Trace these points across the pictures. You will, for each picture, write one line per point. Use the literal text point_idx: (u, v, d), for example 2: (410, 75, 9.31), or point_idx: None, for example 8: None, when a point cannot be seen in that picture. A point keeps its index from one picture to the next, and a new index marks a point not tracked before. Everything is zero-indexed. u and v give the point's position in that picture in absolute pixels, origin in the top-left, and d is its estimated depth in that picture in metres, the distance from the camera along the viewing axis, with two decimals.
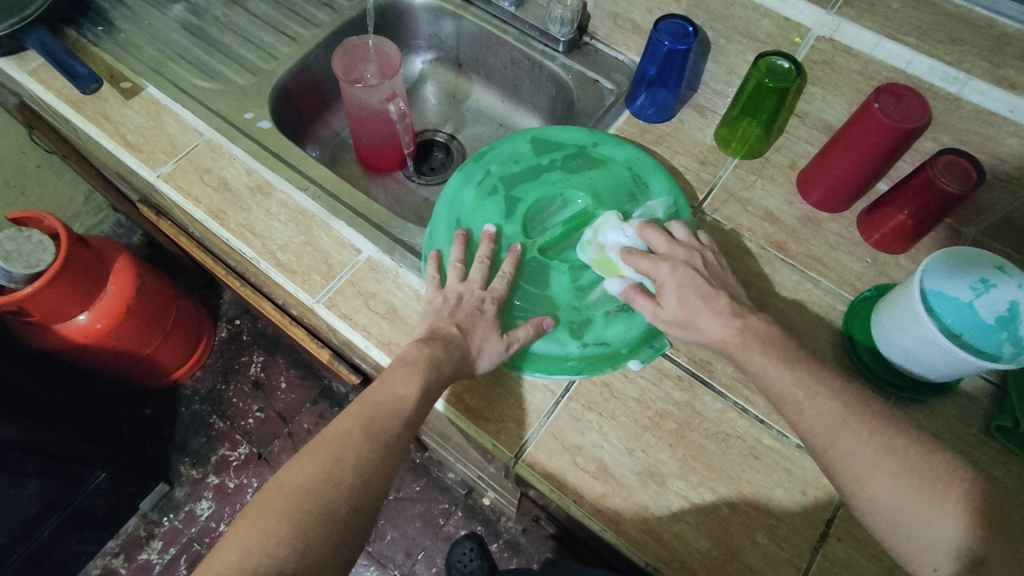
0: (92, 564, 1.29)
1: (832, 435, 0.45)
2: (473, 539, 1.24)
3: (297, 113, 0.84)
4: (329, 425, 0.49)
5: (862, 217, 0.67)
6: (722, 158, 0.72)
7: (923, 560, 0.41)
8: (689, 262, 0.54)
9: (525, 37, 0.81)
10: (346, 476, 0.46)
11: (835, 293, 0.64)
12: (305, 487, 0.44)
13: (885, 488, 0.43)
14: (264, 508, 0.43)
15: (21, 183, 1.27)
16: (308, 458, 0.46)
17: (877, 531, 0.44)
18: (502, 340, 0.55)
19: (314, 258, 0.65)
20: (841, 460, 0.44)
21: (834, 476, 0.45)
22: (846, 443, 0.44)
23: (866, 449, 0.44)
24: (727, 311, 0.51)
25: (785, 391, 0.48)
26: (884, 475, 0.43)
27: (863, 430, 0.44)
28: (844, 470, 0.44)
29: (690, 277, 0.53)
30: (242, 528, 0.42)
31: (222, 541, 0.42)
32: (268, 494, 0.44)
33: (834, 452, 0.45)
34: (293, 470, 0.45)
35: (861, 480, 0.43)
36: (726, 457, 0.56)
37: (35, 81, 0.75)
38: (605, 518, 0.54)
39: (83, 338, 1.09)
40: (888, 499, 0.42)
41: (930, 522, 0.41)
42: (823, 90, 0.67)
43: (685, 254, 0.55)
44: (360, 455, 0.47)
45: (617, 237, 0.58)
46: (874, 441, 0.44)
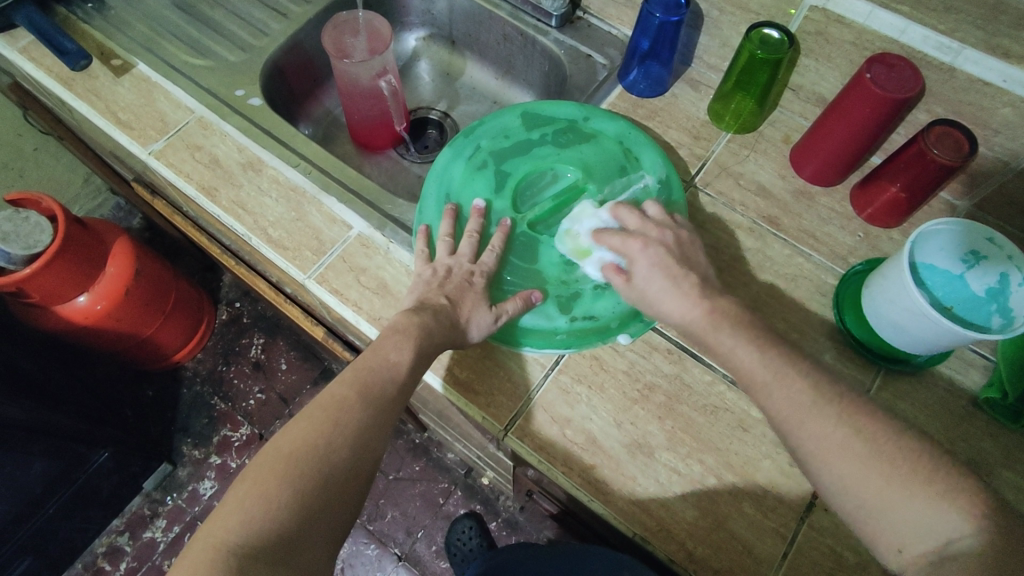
0: (98, 542, 1.31)
1: (799, 418, 0.44)
2: (472, 517, 1.27)
3: (289, 90, 0.83)
4: (324, 392, 0.49)
5: (856, 191, 0.66)
6: (715, 132, 0.71)
7: (888, 541, 0.40)
8: (662, 240, 0.54)
9: (518, 12, 0.80)
10: (344, 440, 0.46)
11: (826, 268, 0.64)
12: (304, 450, 0.45)
13: (845, 468, 0.42)
14: (266, 471, 0.43)
15: (19, 166, 1.27)
16: (306, 424, 0.46)
17: (845, 512, 0.43)
18: (491, 311, 0.55)
19: (305, 234, 0.65)
20: (805, 440, 0.44)
21: (800, 456, 0.45)
22: (808, 422, 0.44)
23: (832, 432, 0.43)
24: (695, 292, 0.51)
25: (751, 372, 0.47)
26: (846, 457, 0.42)
27: (829, 411, 0.44)
28: (809, 455, 0.44)
29: (659, 256, 0.53)
30: (243, 490, 0.42)
31: (222, 502, 0.42)
32: (268, 456, 0.44)
33: (794, 437, 0.45)
34: (292, 435, 0.46)
35: (823, 464, 0.43)
36: (714, 429, 0.56)
37: (26, 59, 0.75)
38: (593, 488, 0.54)
39: (83, 319, 1.10)
40: (849, 480, 0.42)
41: (896, 504, 0.40)
42: (816, 62, 0.67)
43: (657, 232, 0.55)
44: (357, 421, 0.47)
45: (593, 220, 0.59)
46: (840, 423, 0.43)
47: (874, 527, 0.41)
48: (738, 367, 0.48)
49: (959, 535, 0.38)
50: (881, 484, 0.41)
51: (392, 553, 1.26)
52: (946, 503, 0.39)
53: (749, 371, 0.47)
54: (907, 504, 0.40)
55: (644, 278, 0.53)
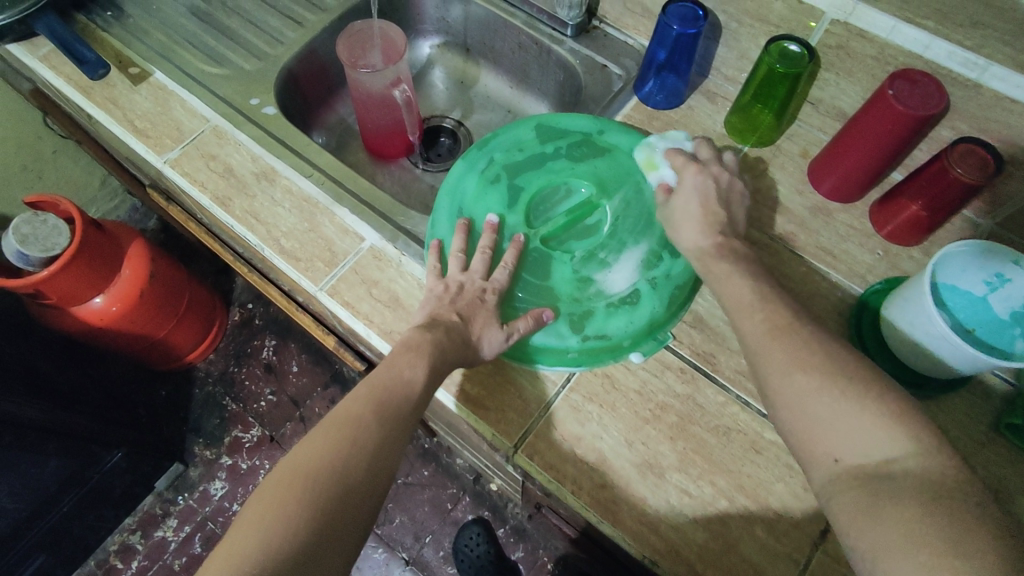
0: (110, 540, 1.33)
1: (770, 340, 0.48)
2: (480, 524, 1.27)
3: (303, 98, 0.84)
4: (340, 408, 0.49)
5: (875, 207, 0.65)
6: (733, 146, 0.69)
7: (826, 452, 0.43)
8: (716, 174, 0.59)
9: (533, 21, 0.80)
10: (362, 458, 0.46)
11: (844, 286, 0.63)
12: (322, 469, 0.44)
13: (805, 382, 0.45)
14: (283, 491, 0.43)
15: (39, 167, 1.29)
16: (322, 442, 0.46)
17: (790, 426, 0.45)
18: (502, 330, 0.55)
19: (318, 245, 0.65)
20: (778, 355, 0.47)
21: (765, 370, 0.48)
22: (779, 342, 0.48)
23: (798, 351, 0.46)
24: (716, 228, 0.57)
25: (738, 300, 0.52)
26: (807, 374, 0.45)
27: (798, 337, 0.47)
28: (773, 370, 0.47)
29: (704, 186, 0.58)
30: (259, 511, 0.42)
31: (238, 523, 0.42)
32: (284, 474, 0.44)
33: (764, 355, 0.48)
34: (310, 453, 0.46)
35: (783, 376, 0.46)
36: (726, 451, 0.55)
37: (46, 66, 0.76)
38: (602, 509, 0.54)
39: (99, 320, 1.11)
40: (806, 394, 0.44)
41: (844, 419, 0.42)
42: (837, 76, 0.66)
43: (718, 167, 0.60)
44: (372, 440, 0.47)
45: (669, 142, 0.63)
46: (805, 346, 0.47)
47: (815, 431, 0.43)
48: (731, 294, 0.53)
49: (895, 453, 0.40)
50: (835, 399, 0.43)
51: (400, 557, 1.26)
52: (890, 424, 0.41)
53: (743, 298, 0.52)
54: (850, 417, 0.42)
55: (684, 202, 0.58)
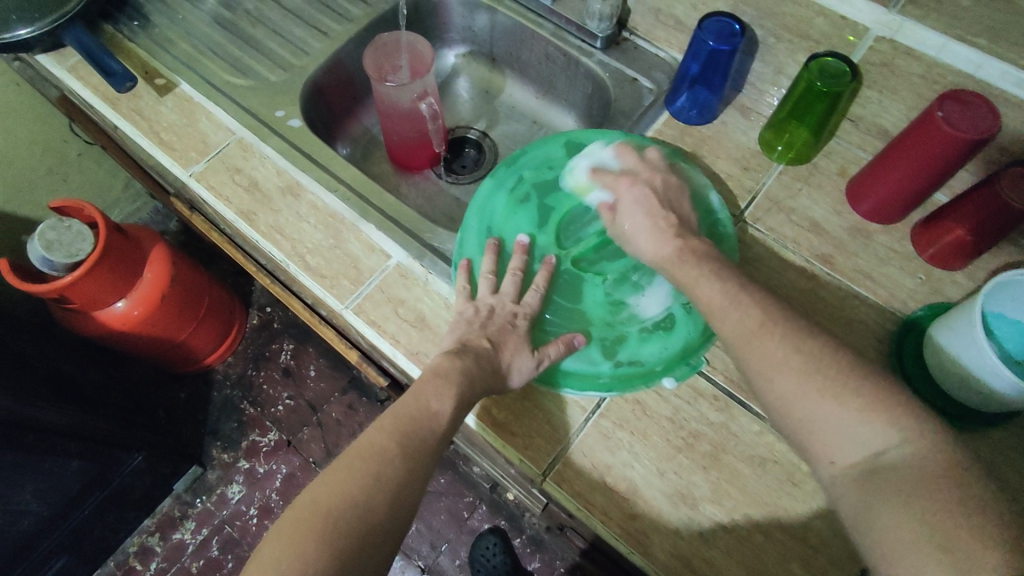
0: (129, 541, 1.34)
1: (749, 341, 0.47)
2: (496, 533, 1.27)
3: (328, 109, 0.83)
4: (364, 438, 0.48)
5: (917, 228, 0.62)
6: (766, 163, 0.68)
7: (823, 454, 0.43)
8: (651, 180, 0.58)
9: (561, 32, 0.78)
10: (383, 495, 0.45)
11: (885, 312, 0.61)
12: (343, 506, 0.44)
13: (787, 383, 0.44)
14: (305, 529, 0.43)
15: (64, 171, 1.30)
16: (345, 475, 0.46)
17: (786, 427, 0.45)
18: (533, 356, 0.53)
19: (344, 262, 0.64)
20: (756, 357, 0.46)
21: (748, 371, 0.47)
22: (759, 341, 0.46)
23: (777, 351, 0.45)
24: (670, 232, 0.55)
25: (712, 300, 0.50)
26: (788, 374, 0.44)
27: (776, 335, 0.46)
28: (757, 373, 0.46)
29: (644, 196, 0.57)
30: (278, 549, 0.42)
31: (260, 555, 0.42)
32: (305, 509, 0.44)
33: (747, 353, 0.47)
34: (331, 487, 0.45)
35: (767, 378, 0.45)
36: (762, 483, 0.54)
37: (74, 77, 0.76)
38: (633, 540, 0.52)
39: (121, 324, 1.12)
40: (790, 394, 0.44)
41: (832, 416, 0.42)
42: (880, 94, 0.64)
43: (649, 172, 0.59)
44: (395, 476, 0.47)
45: (591, 159, 0.62)
46: (784, 343, 0.45)
47: (809, 433, 0.43)
48: (702, 298, 0.51)
49: (886, 446, 0.40)
50: (817, 399, 0.43)
51: (416, 565, 1.26)
52: (878, 415, 0.41)
53: (712, 301, 0.50)
54: (835, 415, 0.42)
55: (627, 215, 0.57)
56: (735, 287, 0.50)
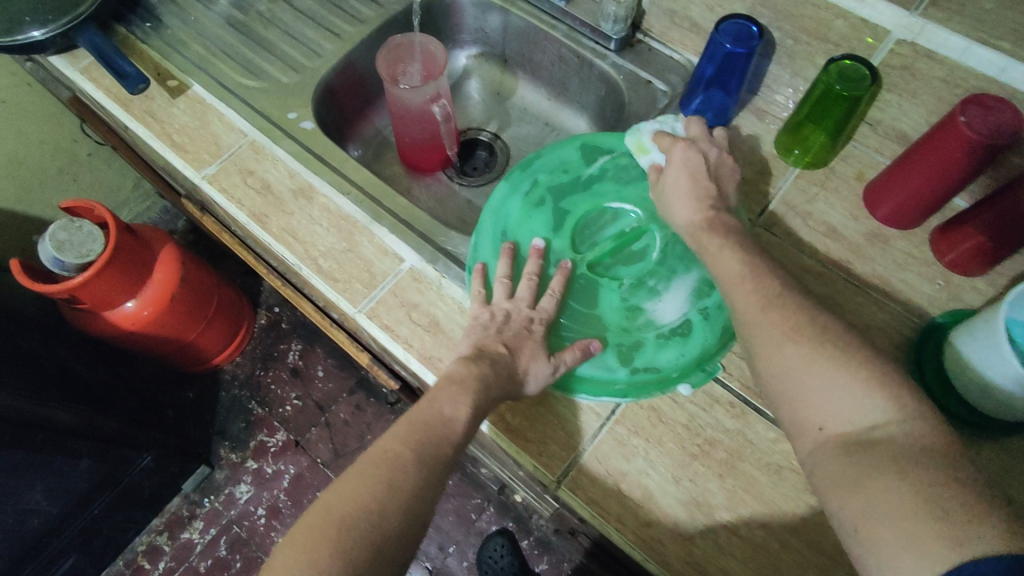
0: (138, 540, 1.35)
1: (763, 310, 0.47)
2: (504, 535, 1.26)
3: (339, 110, 0.83)
4: (377, 445, 0.48)
5: (936, 234, 0.62)
6: (782, 167, 0.67)
7: (813, 420, 0.42)
8: (704, 150, 0.58)
9: (574, 34, 0.78)
10: (397, 503, 0.45)
11: (903, 318, 0.60)
12: (357, 514, 0.44)
13: (790, 349, 0.44)
14: (317, 537, 0.43)
15: (74, 170, 1.30)
16: (359, 483, 0.45)
17: (778, 394, 0.45)
18: (549, 363, 0.53)
19: (357, 266, 0.64)
20: (764, 323, 0.46)
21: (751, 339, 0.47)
22: (770, 309, 0.46)
23: (790, 319, 0.45)
24: (707, 204, 0.55)
25: (732, 271, 0.50)
26: (797, 342, 0.44)
27: (790, 308, 0.46)
28: (761, 339, 0.46)
29: (693, 164, 0.56)
30: (290, 558, 0.42)
31: (273, 564, 0.42)
32: (317, 516, 0.44)
33: (754, 321, 0.47)
34: (345, 494, 0.45)
35: (772, 344, 0.45)
36: (779, 492, 0.53)
37: (86, 79, 0.75)
38: (649, 549, 0.52)
39: (131, 324, 1.12)
40: (790, 360, 0.44)
41: (828, 385, 0.42)
42: (900, 97, 0.62)
43: (705, 142, 0.58)
44: (410, 484, 0.46)
45: (659, 124, 0.62)
46: (799, 315, 0.45)
47: (803, 399, 0.43)
48: (722, 268, 0.51)
49: (883, 421, 0.39)
50: (819, 365, 0.42)
51: (423, 566, 1.26)
52: (876, 390, 0.40)
53: (733, 269, 0.50)
54: (835, 384, 0.42)
55: (673, 179, 0.57)
56: (756, 264, 0.50)
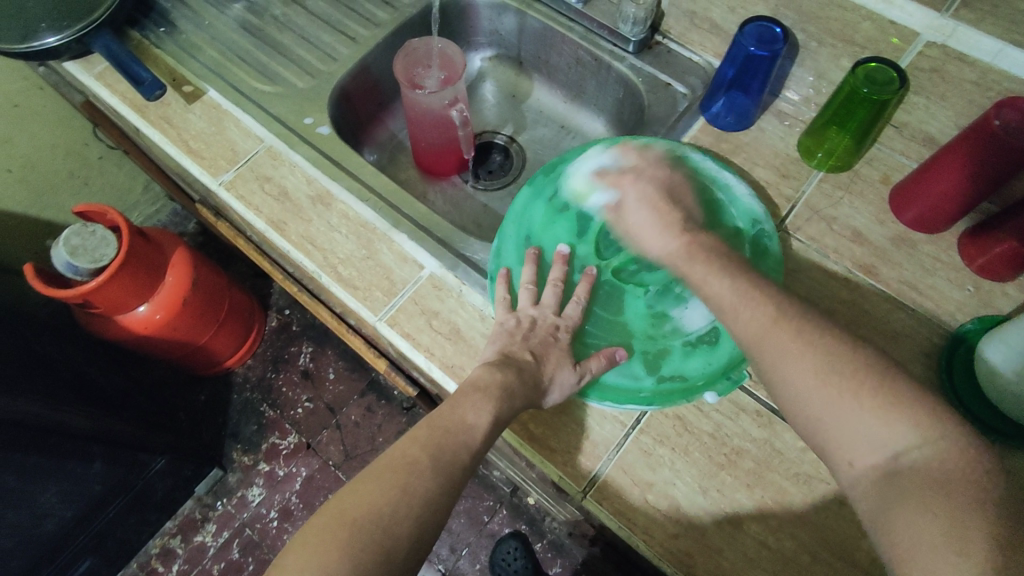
0: (152, 543, 1.35)
1: (765, 339, 0.44)
2: (517, 538, 1.25)
3: (355, 115, 0.82)
4: (395, 450, 0.46)
5: (965, 239, 0.61)
6: (805, 170, 0.66)
7: (841, 455, 0.40)
8: (654, 176, 0.57)
9: (591, 35, 0.77)
10: (408, 509, 0.43)
11: (931, 325, 0.59)
12: (368, 520, 0.42)
13: (804, 380, 0.42)
14: (328, 539, 0.41)
15: (85, 173, 1.30)
16: (373, 485, 0.44)
17: (801, 427, 0.43)
18: (575, 371, 0.52)
19: (376, 273, 0.63)
20: (773, 354, 0.44)
21: (762, 371, 0.45)
22: (777, 338, 0.44)
23: (792, 346, 0.43)
24: (678, 227, 0.54)
25: (721, 298, 0.48)
26: (807, 372, 0.42)
27: (794, 331, 0.43)
28: (772, 370, 0.44)
29: (647, 192, 0.56)
30: (301, 557, 0.41)
31: (284, 563, 0.41)
32: (331, 520, 0.43)
33: (763, 351, 0.44)
34: (359, 497, 0.44)
35: (781, 374, 0.43)
36: (809, 503, 0.52)
37: (101, 84, 0.75)
38: (676, 560, 0.51)
39: (144, 328, 1.12)
40: (807, 392, 0.42)
41: (851, 415, 0.40)
42: (929, 99, 0.64)
43: (653, 169, 0.58)
44: (426, 491, 0.44)
45: (591, 163, 0.61)
46: (803, 340, 0.43)
47: (828, 432, 0.41)
48: (712, 296, 0.48)
49: (907, 446, 0.38)
50: (837, 395, 0.40)
51: (436, 569, 1.26)
52: (894, 413, 0.39)
53: (723, 299, 0.47)
54: (852, 412, 0.40)
55: (633, 212, 0.56)
56: (748, 285, 0.47)
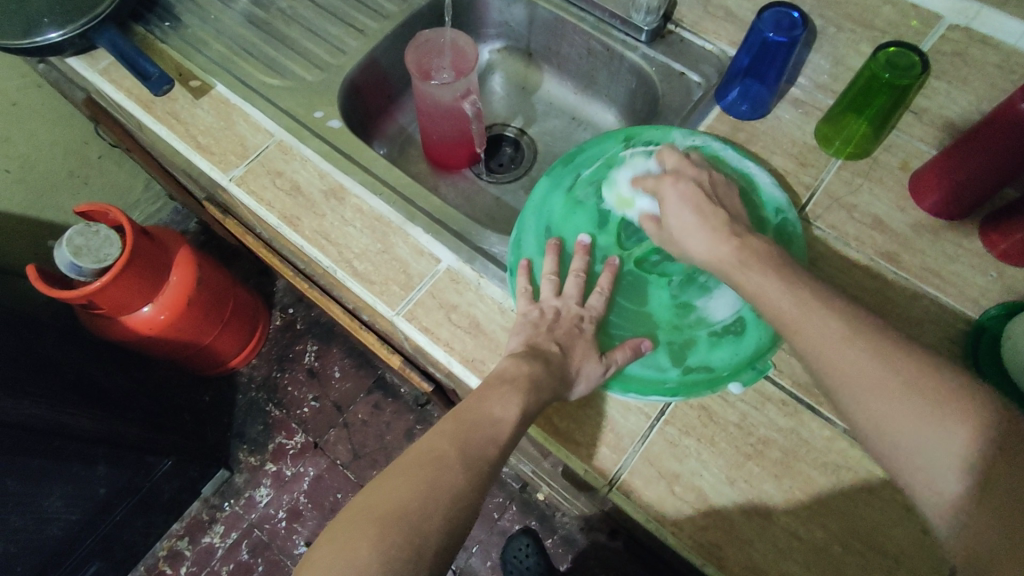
0: (159, 545, 1.34)
1: (829, 353, 0.42)
2: (529, 534, 1.24)
3: (364, 109, 0.81)
4: (423, 443, 0.46)
5: (987, 224, 0.60)
6: (823, 158, 0.66)
7: (928, 481, 0.37)
8: (695, 178, 0.55)
9: (604, 26, 0.76)
10: (436, 504, 0.42)
11: (956, 311, 0.58)
12: (397, 516, 0.41)
13: (885, 399, 0.39)
14: (358, 534, 0.40)
15: (84, 173, 1.29)
16: (401, 480, 0.43)
17: (880, 450, 0.40)
18: (601, 362, 0.52)
19: (393, 267, 0.63)
20: (849, 371, 0.41)
21: (837, 388, 0.42)
22: (852, 352, 0.41)
23: (866, 365, 0.41)
24: (722, 228, 0.51)
25: (780, 310, 0.46)
26: (886, 390, 0.40)
27: (861, 347, 0.41)
28: (846, 388, 0.41)
29: (689, 191, 0.54)
30: (329, 551, 0.40)
31: (314, 558, 0.40)
32: (359, 513, 0.41)
33: (836, 366, 0.42)
34: (387, 492, 0.42)
35: (853, 396, 0.41)
36: (838, 492, 0.52)
37: (106, 80, 0.74)
38: (706, 553, 0.51)
39: (148, 329, 1.11)
40: (889, 411, 0.39)
41: (941, 438, 0.37)
42: (949, 84, 0.65)
43: (693, 171, 0.56)
44: (454, 485, 0.43)
45: (632, 169, 0.61)
46: (875, 355, 0.41)
47: (911, 454, 0.38)
48: (766, 293, 0.47)
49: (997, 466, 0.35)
50: (923, 415, 0.38)
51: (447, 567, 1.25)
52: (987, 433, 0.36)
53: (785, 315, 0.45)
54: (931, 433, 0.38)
55: (672, 210, 0.54)
56: (792, 279, 0.47)
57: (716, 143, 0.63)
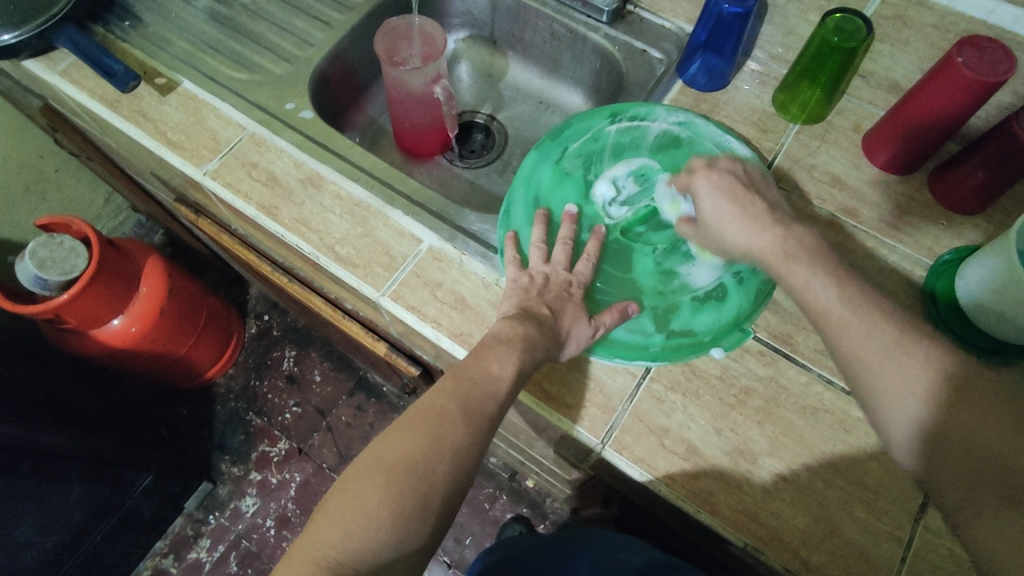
0: (142, 565, 1.30)
1: (840, 323, 0.45)
2: (520, 522, 1.21)
3: (334, 100, 0.81)
4: (422, 402, 0.46)
5: (933, 178, 0.64)
6: (782, 124, 0.69)
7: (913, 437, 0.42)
8: (732, 171, 0.54)
9: (565, 8, 0.78)
10: (440, 457, 0.44)
11: (913, 259, 0.62)
12: (404, 466, 0.43)
13: (885, 368, 0.43)
14: (366, 481, 0.42)
15: (41, 188, 1.25)
16: (408, 435, 0.44)
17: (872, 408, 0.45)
18: (590, 325, 0.54)
19: (374, 249, 0.63)
20: (849, 342, 0.45)
21: (838, 355, 0.46)
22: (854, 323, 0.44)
23: (876, 342, 0.44)
24: (770, 220, 0.50)
25: None
26: (888, 361, 0.43)
27: (872, 321, 0.44)
28: (850, 356, 0.45)
29: (728, 184, 0.52)
30: (338, 501, 0.41)
31: (325, 506, 0.42)
32: (367, 464, 0.43)
33: (840, 332, 0.45)
34: (391, 444, 0.44)
35: (860, 365, 0.44)
36: (817, 432, 0.55)
37: (67, 81, 0.72)
38: (698, 499, 0.53)
39: (120, 341, 1.08)
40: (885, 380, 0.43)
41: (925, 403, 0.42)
42: (891, 47, 0.70)
43: (729, 164, 0.54)
44: (456, 437, 0.45)
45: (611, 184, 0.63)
46: (885, 329, 0.44)
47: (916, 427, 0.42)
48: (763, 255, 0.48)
49: None
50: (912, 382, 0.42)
51: (442, 561, 1.25)
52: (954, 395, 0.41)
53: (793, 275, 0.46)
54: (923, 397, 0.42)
55: (710, 204, 0.52)
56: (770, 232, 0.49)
57: (696, 120, 0.65)
